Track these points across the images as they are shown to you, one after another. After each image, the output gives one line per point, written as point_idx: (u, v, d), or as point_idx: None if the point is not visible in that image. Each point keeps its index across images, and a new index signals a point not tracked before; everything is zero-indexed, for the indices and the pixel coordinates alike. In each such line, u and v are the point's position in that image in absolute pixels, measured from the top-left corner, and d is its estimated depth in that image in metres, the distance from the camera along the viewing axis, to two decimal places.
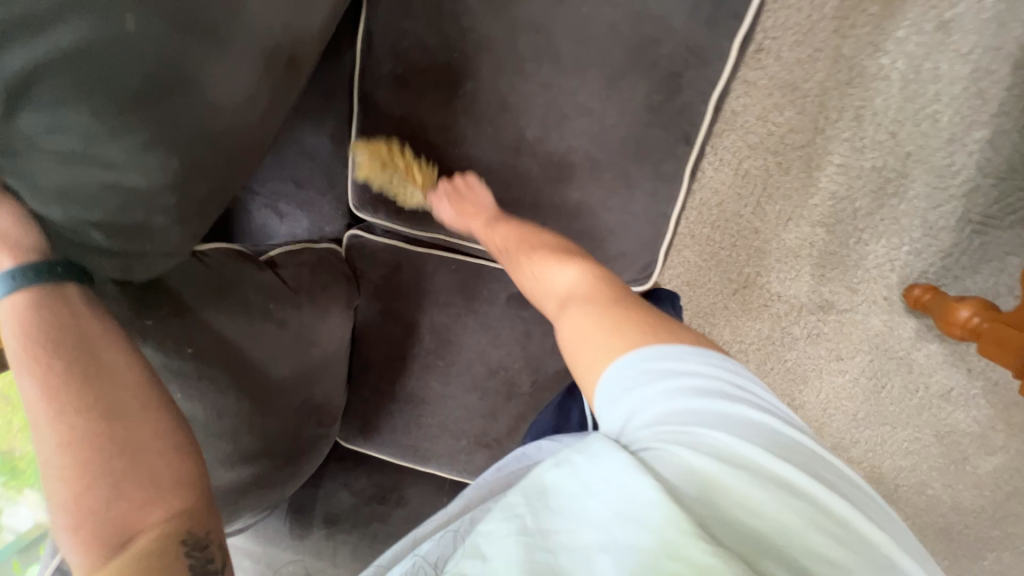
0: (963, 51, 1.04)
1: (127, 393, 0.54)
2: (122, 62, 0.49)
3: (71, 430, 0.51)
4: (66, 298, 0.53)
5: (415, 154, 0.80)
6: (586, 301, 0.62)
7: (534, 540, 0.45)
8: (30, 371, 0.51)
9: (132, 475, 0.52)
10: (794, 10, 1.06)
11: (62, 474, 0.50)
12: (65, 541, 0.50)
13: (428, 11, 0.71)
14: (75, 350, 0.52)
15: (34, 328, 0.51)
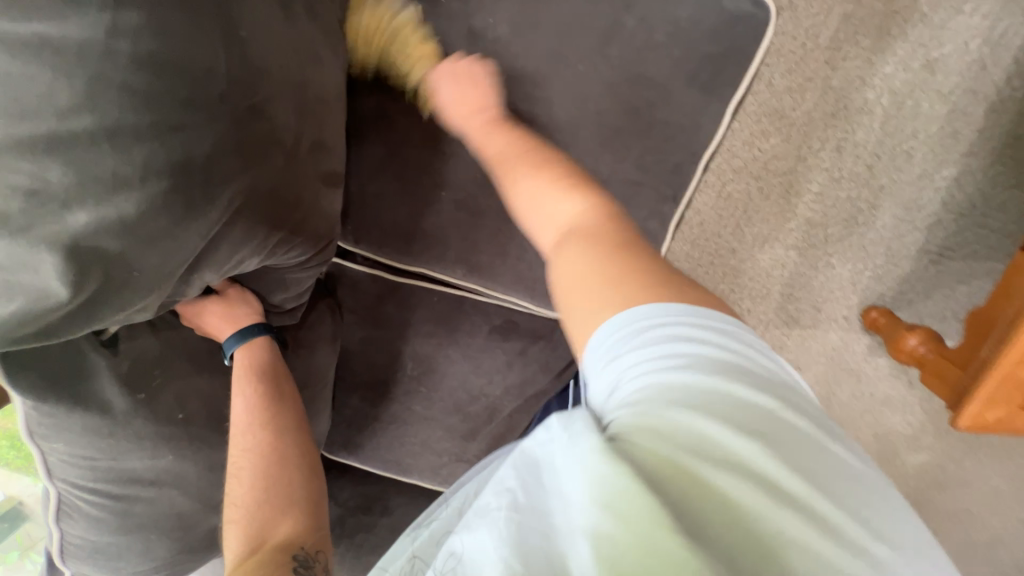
0: (945, 91, 1.06)
1: (292, 418, 0.66)
2: (265, 193, 0.52)
3: (254, 441, 0.63)
4: (267, 345, 0.66)
5: (401, 192, 0.78)
6: (586, 237, 0.50)
7: (524, 516, 0.38)
8: (239, 391, 0.63)
9: (281, 488, 0.62)
10: (789, 38, 1.05)
11: (237, 477, 0.62)
12: (230, 531, 0.60)
13: (416, 51, 0.67)
14: (264, 382, 0.65)
15: (254, 365, 0.64)
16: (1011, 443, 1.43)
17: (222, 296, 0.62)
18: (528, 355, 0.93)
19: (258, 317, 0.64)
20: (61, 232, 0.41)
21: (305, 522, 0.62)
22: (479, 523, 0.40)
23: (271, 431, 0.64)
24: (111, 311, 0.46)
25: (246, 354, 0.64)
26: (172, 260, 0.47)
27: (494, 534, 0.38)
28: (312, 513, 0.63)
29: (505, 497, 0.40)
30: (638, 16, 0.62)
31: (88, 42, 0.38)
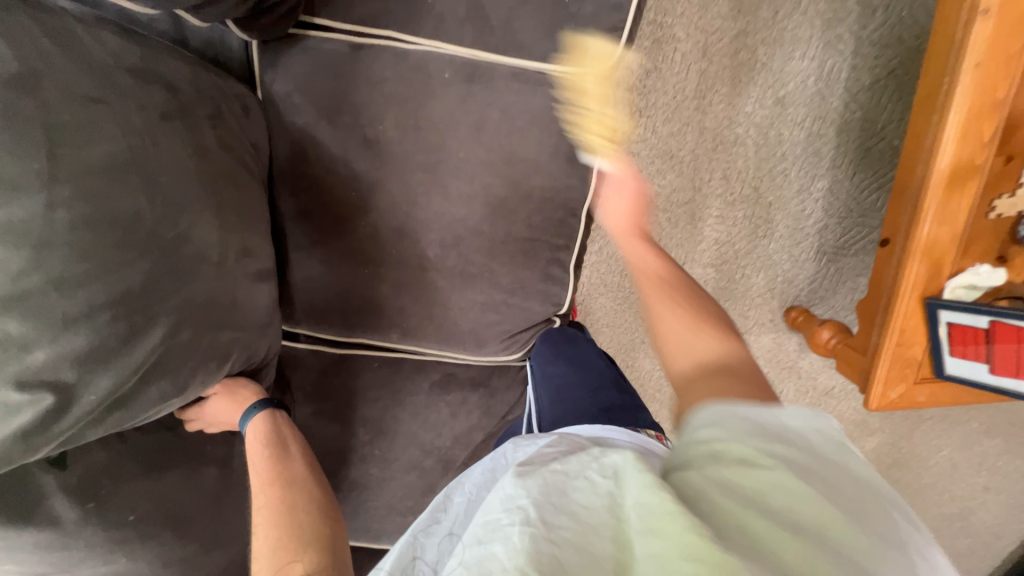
0: (798, 120, 1.24)
1: (299, 469, 0.70)
2: (196, 302, 0.58)
3: (272, 497, 0.66)
4: (273, 415, 0.73)
5: (329, 274, 0.86)
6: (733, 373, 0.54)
7: (539, 531, 0.38)
8: (258, 455, 0.70)
9: (296, 529, 0.62)
10: (661, 93, 1.23)
11: (255, 532, 0.64)
12: None
13: (323, 158, 0.78)
14: (273, 444, 0.71)
15: (260, 433, 0.71)
16: (952, 419, 1.50)
17: (215, 395, 0.68)
18: (470, 404, 0.99)
19: (259, 390, 0.72)
20: (19, 373, 0.46)
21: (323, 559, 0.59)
22: (489, 540, 0.39)
23: (280, 486, 0.67)
24: (67, 432, 0.50)
25: (254, 425, 0.71)
26: (122, 377, 0.52)
27: (504, 550, 0.38)
28: (326, 552, 0.60)
29: (519, 516, 0.40)
30: (500, 110, 0.74)
31: (31, 215, 0.45)
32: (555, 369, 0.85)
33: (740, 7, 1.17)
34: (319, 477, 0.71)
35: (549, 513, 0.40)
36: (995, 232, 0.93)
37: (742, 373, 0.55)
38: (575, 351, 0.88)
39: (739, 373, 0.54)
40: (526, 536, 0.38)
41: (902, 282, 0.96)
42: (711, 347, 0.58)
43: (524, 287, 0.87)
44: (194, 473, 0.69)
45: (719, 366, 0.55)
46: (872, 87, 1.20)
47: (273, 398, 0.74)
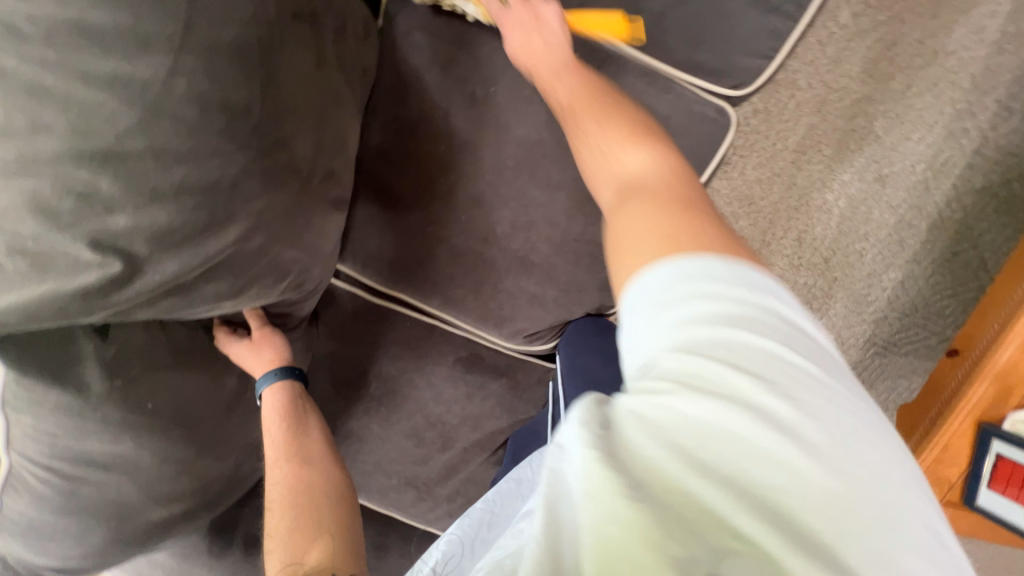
0: (893, 204, 1.18)
1: (316, 448, 0.70)
2: (276, 212, 0.55)
3: (288, 475, 0.67)
4: (293, 388, 0.72)
5: (392, 223, 0.84)
6: (649, 198, 0.46)
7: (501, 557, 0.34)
8: (276, 426, 0.70)
9: (310, 513, 0.63)
10: (762, 136, 1.18)
11: (271, 510, 0.65)
12: (269, 561, 0.62)
13: (423, 104, 0.75)
14: (293, 416, 0.71)
15: (278, 403, 0.71)
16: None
17: (249, 339, 0.68)
18: (488, 391, 0.97)
19: (286, 356, 0.71)
20: (99, 230, 0.44)
21: (336, 545, 0.61)
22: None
23: (296, 462, 0.68)
24: (121, 305, 0.49)
25: (272, 394, 0.70)
26: (188, 266, 0.50)
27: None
28: (339, 538, 0.62)
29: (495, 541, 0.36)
30: None
31: (153, 78, 0.44)
32: (581, 364, 0.80)
33: (873, 72, 1.11)
34: (336, 454, 0.71)
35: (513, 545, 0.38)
36: None
37: (678, 194, 0.46)
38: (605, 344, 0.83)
39: (657, 191, 0.47)
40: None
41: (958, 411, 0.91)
42: (637, 159, 0.51)
43: (580, 291, 0.84)
44: (216, 380, 0.68)
45: (643, 188, 0.47)
46: (980, 191, 1.13)
47: (294, 369, 0.72)
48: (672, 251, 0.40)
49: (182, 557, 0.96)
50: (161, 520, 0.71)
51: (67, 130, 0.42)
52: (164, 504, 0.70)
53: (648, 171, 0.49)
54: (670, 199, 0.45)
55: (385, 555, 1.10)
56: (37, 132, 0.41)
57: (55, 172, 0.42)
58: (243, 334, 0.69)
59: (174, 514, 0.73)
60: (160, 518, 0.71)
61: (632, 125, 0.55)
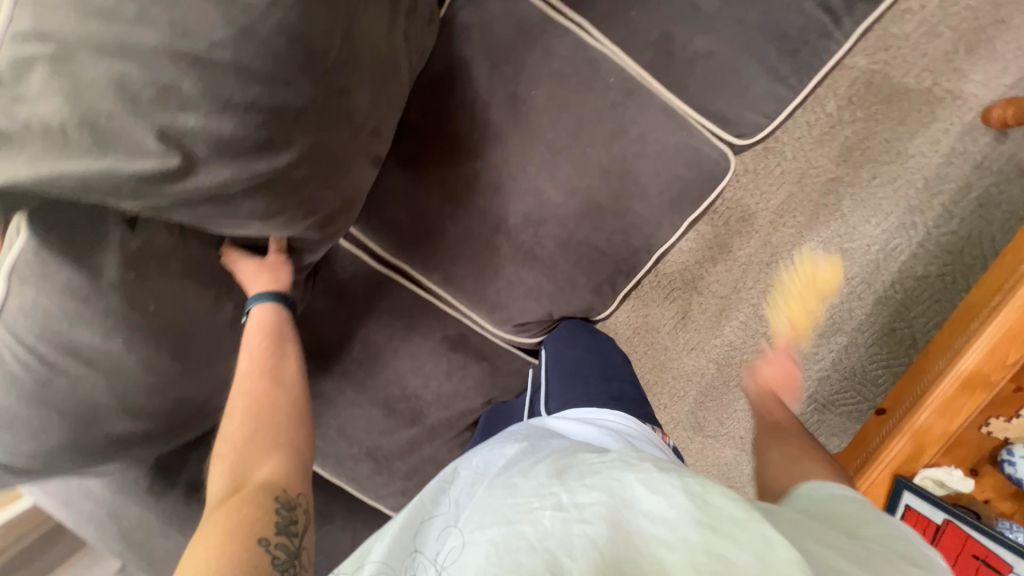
0: (848, 275, 1.33)
1: (290, 374, 0.70)
2: (323, 148, 0.59)
3: (256, 394, 0.67)
4: (281, 314, 0.73)
5: (412, 194, 0.88)
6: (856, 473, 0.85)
7: (569, 514, 0.46)
8: (255, 344, 0.70)
9: (270, 436, 0.65)
10: (749, 193, 1.31)
11: (229, 418, 0.66)
12: (215, 469, 0.63)
13: (467, 91, 0.82)
14: (275, 339, 0.71)
15: (264, 322, 0.72)
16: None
17: (259, 257, 0.71)
18: (468, 371, 1.01)
19: (284, 283, 0.72)
20: (169, 122, 0.48)
21: (287, 468, 0.63)
22: (518, 520, 0.47)
23: (267, 381, 0.68)
24: (163, 197, 0.52)
25: (260, 312, 0.71)
26: (237, 176, 0.53)
27: (536, 530, 0.46)
28: (297, 464, 0.64)
29: (551, 502, 0.47)
30: (639, 131, 0.79)
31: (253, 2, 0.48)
32: (564, 356, 0.90)
33: (847, 157, 1.25)
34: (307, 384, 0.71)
35: (585, 505, 0.46)
36: (984, 444, 0.98)
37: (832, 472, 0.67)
38: (594, 342, 0.93)
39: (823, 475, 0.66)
40: (588, 534, 0.44)
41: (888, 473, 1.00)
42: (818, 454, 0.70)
43: (574, 291, 0.91)
44: (215, 303, 0.70)
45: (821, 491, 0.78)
46: (920, 279, 1.30)
47: (286, 295, 0.72)
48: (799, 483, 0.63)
49: (119, 492, 0.92)
50: (121, 435, 0.70)
51: (166, 26, 0.45)
52: (132, 417, 0.69)
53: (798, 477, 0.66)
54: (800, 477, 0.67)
55: (329, 524, 1.08)
56: (137, 22, 0.45)
57: (143, 60, 0.45)
58: (257, 252, 0.72)
59: (135, 432, 0.72)
60: (120, 433, 0.70)
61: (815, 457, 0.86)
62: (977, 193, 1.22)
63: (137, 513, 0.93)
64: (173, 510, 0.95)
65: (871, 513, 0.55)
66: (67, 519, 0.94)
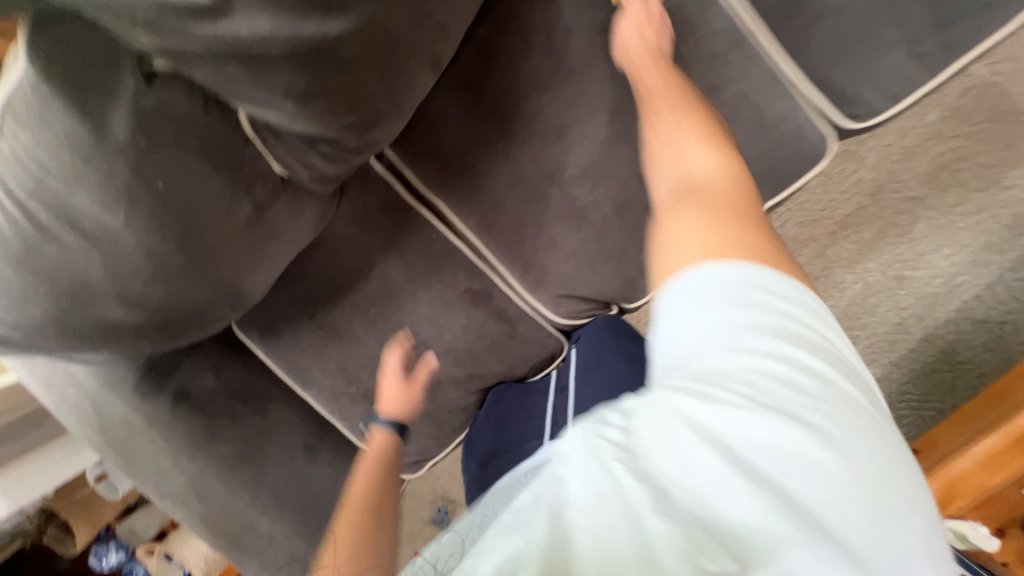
0: (900, 305, 1.23)
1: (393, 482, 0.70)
2: (378, 28, 0.50)
3: (366, 495, 0.65)
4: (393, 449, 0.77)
5: (463, 123, 0.79)
6: (708, 203, 0.49)
7: (512, 530, 0.38)
8: (375, 467, 0.71)
9: (377, 538, 0.60)
10: (815, 198, 1.21)
11: (340, 525, 0.63)
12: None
13: (548, 12, 0.71)
14: (385, 460, 0.74)
15: (379, 457, 0.74)
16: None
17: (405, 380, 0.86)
18: (486, 330, 0.93)
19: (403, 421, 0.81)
20: None
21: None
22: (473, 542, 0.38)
23: (379, 487, 0.67)
24: (189, 43, 0.46)
25: (383, 440, 0.77)
26: (273, 35, 0.46)
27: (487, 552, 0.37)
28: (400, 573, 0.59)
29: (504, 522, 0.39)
30: (737, 91, 0.68)
31: None
32: (591, 359, 0.85)
33: (933, 177, 1.13)
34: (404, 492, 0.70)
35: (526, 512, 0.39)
36: (1018, 507, 0.90)
37: (733, 193, 0.50)
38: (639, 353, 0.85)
39: (710, 199, 0.50)
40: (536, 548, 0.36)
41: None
42: (699, 156, 0.54)
43: (619, 264, 0.82)
44: (233, 197, 0.63)
45: (698, 194, 0.50)
46: (978, 323, 1.19)
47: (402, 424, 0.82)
48: (711, 258, 0.45)
49: (104, 385, 0.88)
50: (112, 323, 0.64)
51: None
52: (125, 306, 0.63)
53: (695, 171, 0.52)
54: (729, 212, 0.48)
55: (314, 462, 1.02)
56: None
57: None
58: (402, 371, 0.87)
59: (127, 324, 0.66)
60: (111, 321, 0.64)
61: (706, 130, 0.57)
62: None
63: (119, 412, 0.88)
64: (157, 414, 0.90)
65: (755, 308, 0.41)
66: (49, 403, 0.90)
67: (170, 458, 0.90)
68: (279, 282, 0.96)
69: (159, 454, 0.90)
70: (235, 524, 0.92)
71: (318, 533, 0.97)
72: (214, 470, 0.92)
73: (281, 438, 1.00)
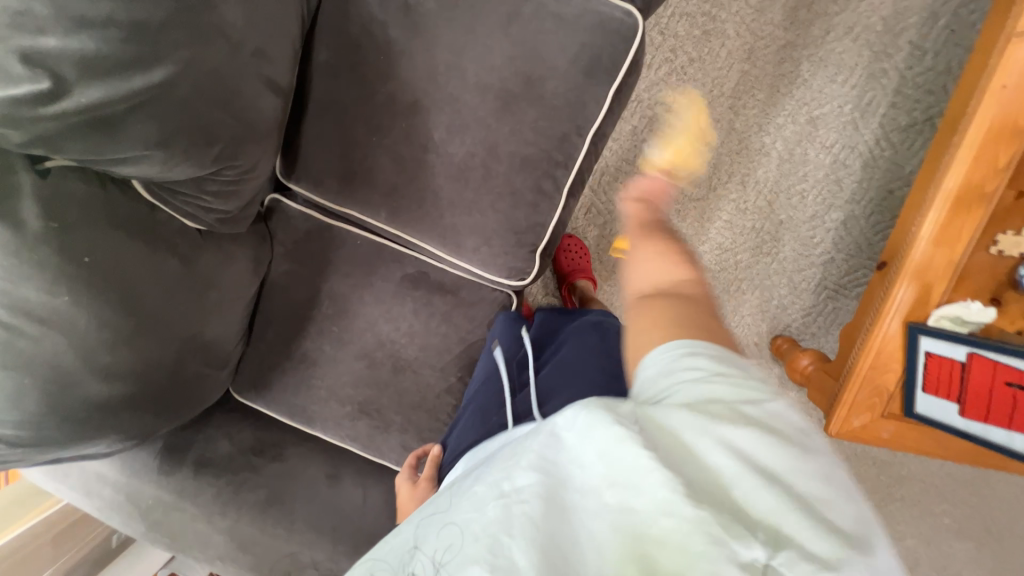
0: (827, 144, 1.25)
1: None
2: (184, 71, 0.59)
3: None
4: None
5: (340, 138, 0.90)
6: (666, 298, 0.53)
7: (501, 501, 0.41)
8: None
9: None
10: (699, 83, 1.26)
11: None
12: None
13: (363, 18, 0.82)
14: None
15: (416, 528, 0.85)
16: (978, 514, 1.28)
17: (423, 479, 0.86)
18: (433, 307, 1.00)
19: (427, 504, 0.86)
20: (29, 46, 0.50)
21: None
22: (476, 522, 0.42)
23: None
24: (44, 124, 0.54)
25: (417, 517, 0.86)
26: (111, 97, 0.55)
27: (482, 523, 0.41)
28: None
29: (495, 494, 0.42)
30: (535, 6, 0.77)
31: None
32: (567, 354, 0.84)
33: (794, 18, 1.19)
34: None
35: (522, 486, 0.41)
36: (998, 266, 0.89)
37: (689, 297, 0.53)
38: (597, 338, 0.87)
39: (685, 299, 0.53)
40: (529, 514, 0.40)
41: (902, 441, 0.98)
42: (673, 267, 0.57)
43: (516, 197, 0.88)
44: (154, 255, 0.73)
45: (668, 292, 0.53)
46: (907, 129, 1.20)
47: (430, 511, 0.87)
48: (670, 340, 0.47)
49: (131, 474, 0.98)
50: (103, 398, 0.74)
51: None
52: (104, 377, 0.73)
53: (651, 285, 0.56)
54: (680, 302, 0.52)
55: (338, 485, 1.07)
56: None
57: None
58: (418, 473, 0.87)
59: (116, 395, 0.76)
60: (102, 396, 0.74)
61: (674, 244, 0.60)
62: (946, 20, 1.13)
63: (151, 494, 0.98)
64: (185, 486, 0.99)
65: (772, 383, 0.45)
66: (92, 511, 1.00)
67: (208, 520, 0.98)
68: (247, 335, 1.06)
69: (197, 521, 0.98)
70: (281, 564, 1.00)
71: (360, 546, 1.00)
72: (248, 520, 1.00)
73: (304, 474, 1.06)
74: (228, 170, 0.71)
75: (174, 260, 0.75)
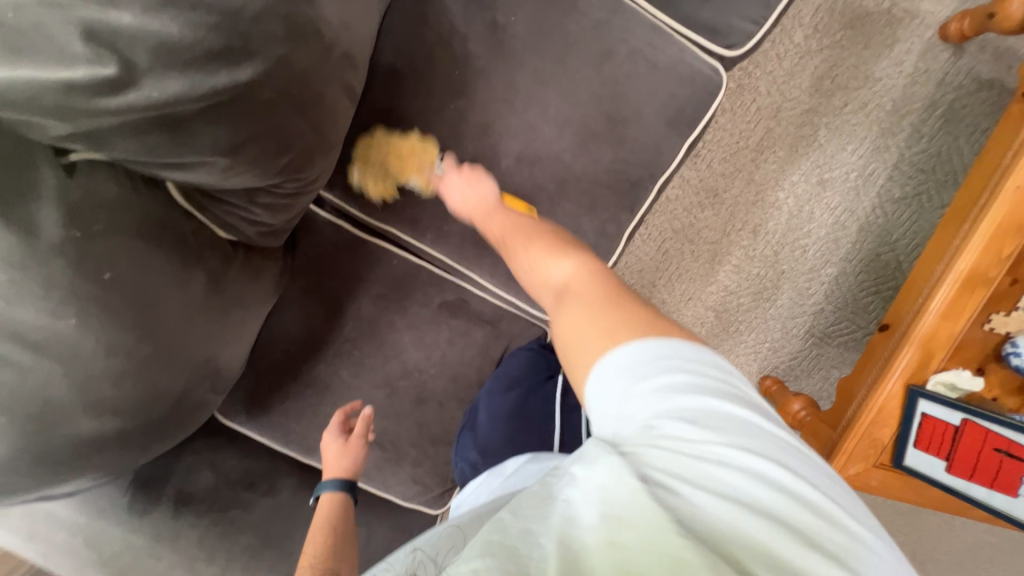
0: (831, 205, 1.34)
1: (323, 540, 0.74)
2: (271, 74, 0.50)
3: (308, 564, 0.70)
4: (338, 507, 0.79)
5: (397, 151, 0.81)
6: (582, 297, 0.52)
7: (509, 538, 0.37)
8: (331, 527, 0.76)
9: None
10: (727, 132, 1.31)
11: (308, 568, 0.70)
12: None
13: (442, 27, 0.76)
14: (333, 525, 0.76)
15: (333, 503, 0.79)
16: (925, 551, 1.42)
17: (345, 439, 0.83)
18: (469, 337, 0.94)
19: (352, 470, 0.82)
20: (104, 21, 0.42)
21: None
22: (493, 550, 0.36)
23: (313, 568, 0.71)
24: (101, 119, 0.45)
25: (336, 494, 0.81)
26: (185, 96, 0.46)
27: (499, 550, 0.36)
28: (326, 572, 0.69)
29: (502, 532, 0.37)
30: (629, 48, 0.75)
31: None
32: None
33: (819, 87, 1.27)
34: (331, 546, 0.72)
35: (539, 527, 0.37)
36: (987, 341, 1.00)
37: (597, 290, 0.53)
38: None
39: (588, 295, 0.53)
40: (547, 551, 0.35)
41: (888, 489, 1.06)
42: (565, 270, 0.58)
43: (578, 235, 0.84)
44: (183, 272, 0.61)
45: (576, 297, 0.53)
46: (899, 201, 1.32)
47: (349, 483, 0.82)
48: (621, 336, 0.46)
49: (94, 512, 0.82)
50: (93, 438, 0.60)
51: None
52: (100, 414, 0.59)
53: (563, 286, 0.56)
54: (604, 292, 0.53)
55: None
56: None
57: None
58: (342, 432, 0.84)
59: (108, 434, 0.62)
60: (91, 436, 0.60)
61: (553, 240, 0.65)
62: (943, 109, 1.26)
63: (118, 536, 0.83)
64: (161, 527, 0.85)
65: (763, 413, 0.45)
66: (34, 557, 0.82)
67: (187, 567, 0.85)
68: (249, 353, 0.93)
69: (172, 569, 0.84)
70: None
71: None
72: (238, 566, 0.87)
73: (302, 511, 0.95)
74: (289, 184, 0.62)
75: (203, 279, 0.64)
